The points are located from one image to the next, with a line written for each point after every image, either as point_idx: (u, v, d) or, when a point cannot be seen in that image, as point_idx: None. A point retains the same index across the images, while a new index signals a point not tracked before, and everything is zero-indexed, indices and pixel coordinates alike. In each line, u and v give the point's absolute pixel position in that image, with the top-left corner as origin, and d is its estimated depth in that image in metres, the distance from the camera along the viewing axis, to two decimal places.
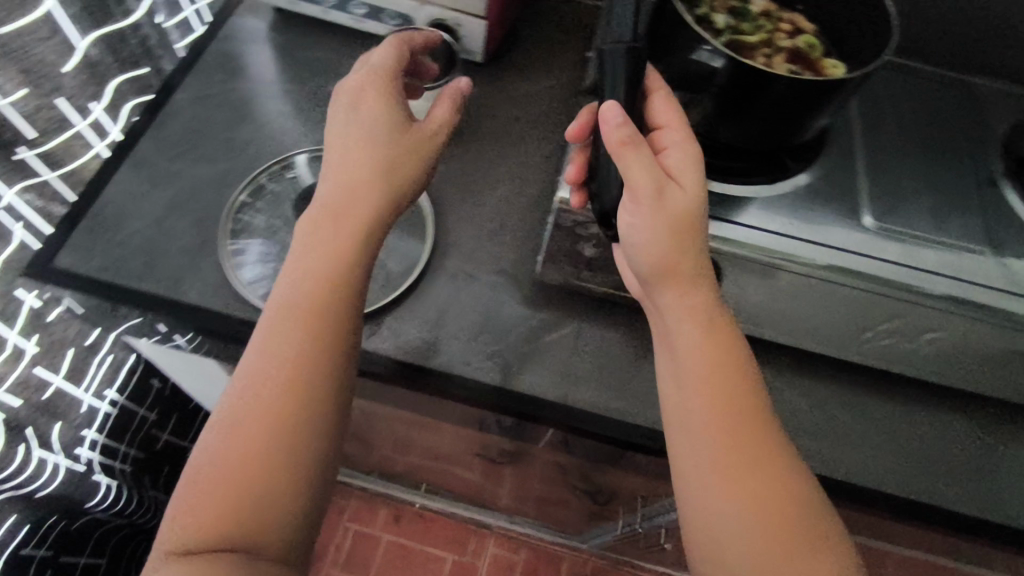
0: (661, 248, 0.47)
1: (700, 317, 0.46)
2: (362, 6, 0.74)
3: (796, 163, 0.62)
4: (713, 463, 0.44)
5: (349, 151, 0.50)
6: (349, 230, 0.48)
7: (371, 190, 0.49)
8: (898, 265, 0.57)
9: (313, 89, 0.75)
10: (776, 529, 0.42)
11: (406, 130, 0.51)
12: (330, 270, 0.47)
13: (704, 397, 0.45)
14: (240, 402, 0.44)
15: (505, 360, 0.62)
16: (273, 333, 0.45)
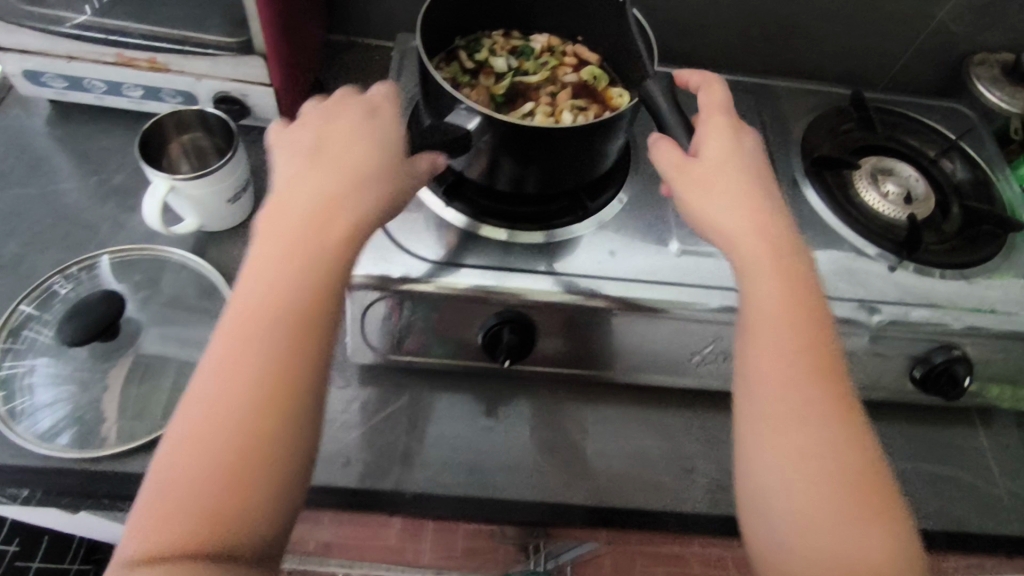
0: (754, 184, 0.47)
1: (774, 246, 0.45)
2: (136, 88, 0.68)
3: (595, 198, 0.61)
4: (825, 395, 0.41)
5: (282, 167, 0.43)
6: (324, 227, 0.40)
7: (328, 185, 0.41)
8: (709, 288, 0.56)
9: (97, 185, 0.69)
10: (842, 469, 0.40)
11: (366, 120, 0.45)
12: (284, 286, 0.38)
13: (812, 324, 0.43)
14: (205, 427, 0.35)
15: (334, 453, 0.57)
16: (251, 316, 0.37)
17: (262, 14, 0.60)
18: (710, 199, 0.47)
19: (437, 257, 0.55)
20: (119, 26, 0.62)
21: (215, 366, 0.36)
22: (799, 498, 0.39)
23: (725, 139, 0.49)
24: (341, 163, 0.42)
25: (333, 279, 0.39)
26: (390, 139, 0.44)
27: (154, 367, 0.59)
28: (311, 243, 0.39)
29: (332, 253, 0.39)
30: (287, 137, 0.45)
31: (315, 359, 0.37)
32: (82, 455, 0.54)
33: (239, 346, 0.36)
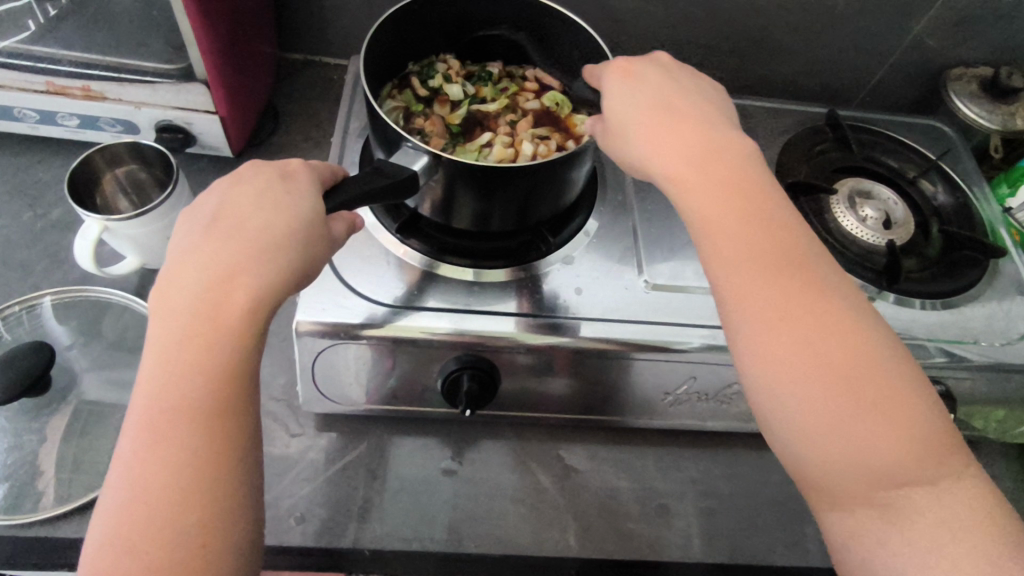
0: (657, 111, 0.43)
1: (701, 164, 0.41)
2: (72, 117, 0.64)
3: (559, 233, 0.58)
4: (799, 317, 0.37)
5: (179, 242, 0.38)
6: (218, 317, 0.35)
7: (221, 266, 0.36)
8: (680, 326, 0.53)
9: (30, 221, 0.64)
10: (852, 374, 0.36)
11: (279, 180, 0.40)
12: (181, 390, 0.34)
13: (760, 245, 0.39)
14: (140, 483, 0.33)
15: (287, 509, 0.54)
16: (163, 369, 0.34)
17: (201, 41, 0.57)
18: (634, 136, 0.43)
19: (392, 300, 0.52)
20: (47, 53, 0.59)
21: (117, 482, 0.33)
22: (828, 427, 0.35)
23: (621, 87, 0.45)
24: (250, 232, 0.37)
25: (235, 378, 0.35)
26: (299, 207, 0.39)
27: (89, 422, 0.55)
28: (206, 338, 0.35)
29: (230, 347, 0.35)
30: (195, 204, 0.40)
31: (237, 461, 0.35)
32: (12, 521, 0.50)
33: (145, 456, 0.33)
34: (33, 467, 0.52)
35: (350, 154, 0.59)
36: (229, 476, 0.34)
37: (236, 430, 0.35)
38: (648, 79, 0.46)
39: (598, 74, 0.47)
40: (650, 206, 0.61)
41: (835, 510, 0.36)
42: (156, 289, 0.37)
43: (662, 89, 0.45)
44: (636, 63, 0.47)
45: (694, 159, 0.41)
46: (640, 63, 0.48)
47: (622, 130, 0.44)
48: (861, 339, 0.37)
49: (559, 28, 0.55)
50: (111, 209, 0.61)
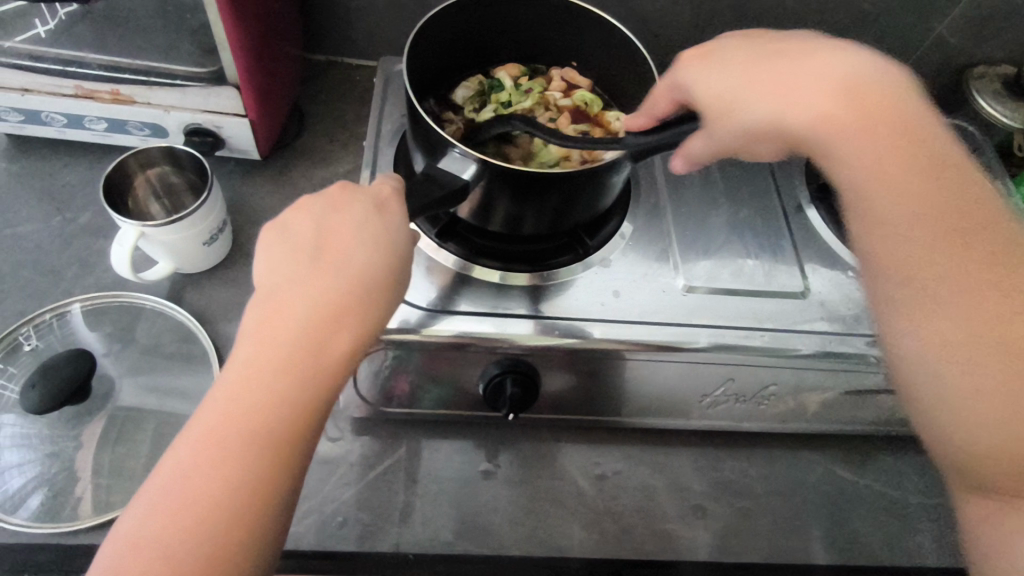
0: (765, 75, 0.45)
1: (852, 109, 0.41)
2: (100, 121, 0.63)
3: (596, 238, 0.58)
4: (938, 271, 0.39)
5: (277, 264, 0.38)
6: (318, 354, 0.36)
7: (326, 303, 0.37)
8: (719, 328, 0.53)
9: (60, 226, 0.64)
10: (1001, 315, 0.38)
11: (380, 213, 0.40)
12: (268, 417, 0.34)
13: (911, 194, 0.40)
14: (196, 503, 0.33)
15: (328, 514, 0.54)
16: (246, 392, 0.35)
17: (234, 45, 0.56)
18: (755, 101, 0.45)
19: (427, 303, 0.52)
20: (76, 57, 0.58)
21: (176, 492, 0.33)
22: (971, 381, 0.37)
23: (710, 68, 0.47)
24: (351, 267, 0.38)
25: (317, 413, 0.36)
26: (394, 248, 0.40)
27: (125, 428, 0.54)
28: (301, 371, 0.35)
29: (323, 383, 0.36)
30: (288, 223, 0.40)
31: (288, 491, 0.35)
32: (54, 530, 0.50)
33: (209, 474, 0.33)
34: (72, 476, 0.52)
35: (384, 158, 0.59)
36: (287, 504, 0.35)
37: (303, 461, 0.35)
38: (726, 52, 0.48)
39: (675, 67, 0.49)
40: (684, 208, 0.62)
41: (970, 484, 0.39)
42: (253, 308, 0.37)
43: (776, 45, 0.46)
44: (714, 44, 0.49)
45: (832, 108, 0.42)
46: (727, 39, 0.49)
47: (730, 103, 0.46)
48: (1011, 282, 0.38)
49: (593, 28, 0.57)
50: (143, 211, 0.61)
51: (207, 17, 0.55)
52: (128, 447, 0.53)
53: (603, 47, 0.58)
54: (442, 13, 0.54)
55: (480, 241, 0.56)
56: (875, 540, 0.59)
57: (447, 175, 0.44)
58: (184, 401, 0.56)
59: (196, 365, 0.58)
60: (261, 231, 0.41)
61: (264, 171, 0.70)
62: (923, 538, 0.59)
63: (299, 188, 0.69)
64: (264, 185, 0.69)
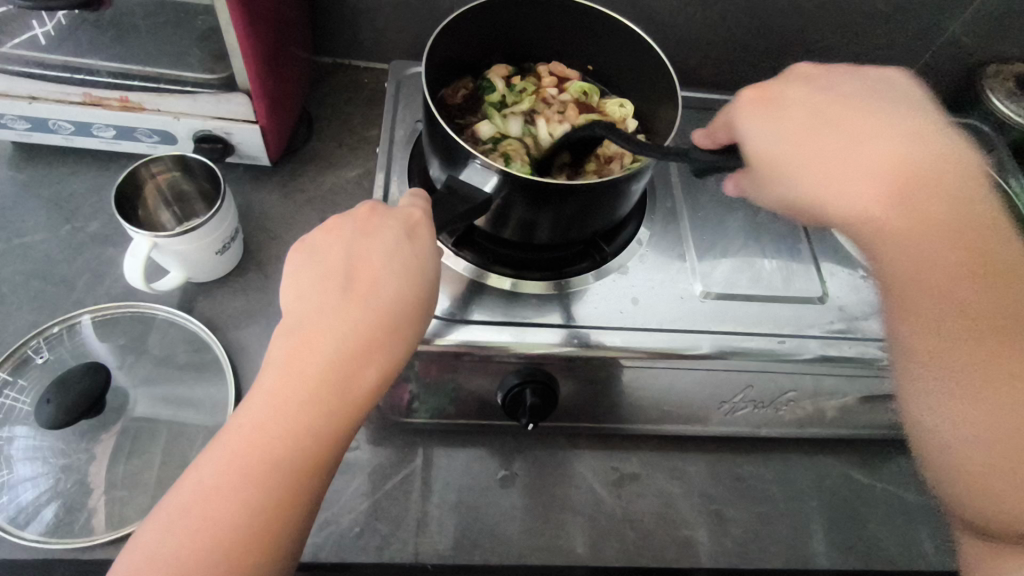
0: (828, 136, 0.42)
1: (887, 189, 0.39)
2: (108, 128, 0.62)
3: (613, 247, 0.58)
4: (975, 364, 0.36)
5: (309, 289, 0.38)
6: (344, 388, 0.35)
7: (355, 336, 0.36)
8: (738, 335, 0.53)
9: (68, 235, 0.63)
10: (1005, 370, 0.36)
11: (412, 239, 0.39)
12: (291, 447, 0.34)
13: (943, 279, 0.37)
14: (211, 528, 0.32)
15: (346, 525, 0.54)
16: (269, 420, 0.34)
17: (246, 51, 0.55)
18: (797, 169, 0.42)
19: (441, 311, 0.51)
20: (84, 64, 0.58)
21: (195, 514, 0.33)
22: (997, 455, 0.35)
23: (766, 121, 0.44)
24: (381, 296, 0.37)
25: (338, 445, 0.36)
26: (424, 277, 0.39)
27: (138, 441, 0.54)
28: (325, 404, 0.35)
29: (346, 415, 0.35)
30: (319, 245, 0.40)
31: (302, 520, 0.34)
32: (70, 546, 0.49)
33: (226, 500, 0.33)
34: (87, 491, 0.51)
35: (397, 164, 0.58)
36: (300, 531, 0.35)
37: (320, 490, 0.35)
38: (789, 99, 0.44)
39: (733, 112, 0.46)
40: (700, 213, 0.62)
41: (972, 526, 0.37)
42: (284, 333, 0.37)
43: (818, 104, 0.44)
44: (776, 85, 0.46)
45: (885, 184, 0.39)
46: (778, 82, 0.46)
47: (776, 163, 0.43)
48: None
49: (600, 28, 0.57)
50: (154, 221, 0.61)
51: (217, 22, 0.54)
52: (142, 460, 0.53)
53: (602, 42, 0.59)
54: (449, 27, 0.53)
55: (496, 249, 0.56)
56: (892, 544, 0.59)
57: (473, 192, 0.44)
58: (198, 411, 0.55)
59: (209, 375, 0.57)
60: (291, 249, 0.40)
61: (273, 177, 0.69)
62: (940, 541, 0.59)
63: (309, 194, 0.68)
64: (274, 192, 0.68)
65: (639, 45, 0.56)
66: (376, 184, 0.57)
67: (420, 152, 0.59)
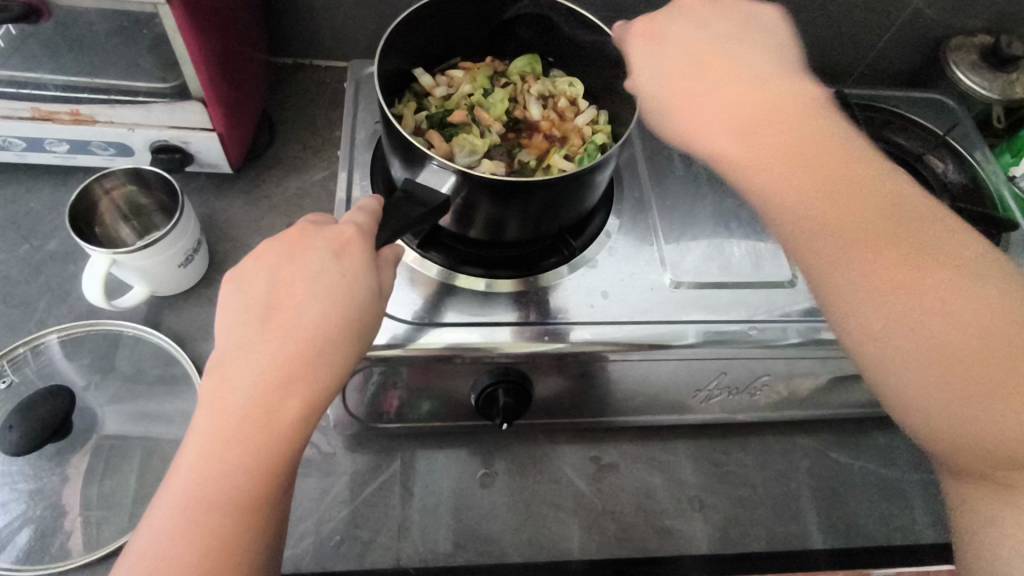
0: (680, 84, 0.45)
1: (736, 132, 0.43)
2: (61, 143, 0.61)
3: (579, 240, 0.57)
4: (867, 252, 0.38)
5: (232, 324, 0.37)
6: (271, 422, 0.35)
7: (279, 368, 0.35)
8: (710, 323, 0.53)
9: (27, 253, 0.62)
10: (904, 277, 0.37)
11: (337, 259, 0.38)
12: (226, 487, 0.34)
13: (835, 202, 0.39)
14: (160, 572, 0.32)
15: (327, 534, 0.54)
16: (206, 460, 0.34)
17: (194, 58, 0.54)
18: (666, 113, 0.46)
19: (410, 315, 0.50)
20: (31, 79, 0.56)
21: (144, 559, 0.33)
22: (914, 371, 0.36)
23: (653, 58, 0.47)
24: (305, 321, 0.36)
25: (279, 476, 0.35)
26: (354, 296, 0.37)
27: (109, 462, 0.53)
28: (256, 440, 0.34)
29: (283, 446, 0.35)
30: (245, 273, 0.39)
31: (255, 555, 0.34)
32: (45, 571, 0.48)
33: (173, 542, 0.33)
34: (59, 514, 0.50)
35: (359, 166, 0.57)
36: (257, 565, 0.35)
37: (270, 521, 0.35)
38: (673, 36, 0.47)
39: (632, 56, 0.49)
40: (669, 201, 0.62)
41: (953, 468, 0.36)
42: (208, 371, 0.36)
43: (694, 40, 0.47)
44: (662, 18, 0.49)
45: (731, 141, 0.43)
46: (662, 14, 0.49)
47: (659, 104, 0.46)
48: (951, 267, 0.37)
49: (559, 16, 0.56)
50: (113, 236, 0.59)
51: (164, 29, 0.53)
52: (115, 480, 0.52)
53: (565, 35, 0.58)
54: (403, 25, 0.52)
55: (464, 249, 0.55)
56: (871, 520, 0.60)
57: (430, 194, 0.43)
58: (170, 426, 0.55)
59: (180, 390, 0.56)
60: (224, 279, 0.40)
61: (236, 184, 0.68)
62: (918, 513, 0.61)
63: (274, 199, 0.67)
64: (238, 199, 0.67)
65: (598, 42, 0.55)
66: (339, 188, 0.56)
67: (382, 153, 0.58)
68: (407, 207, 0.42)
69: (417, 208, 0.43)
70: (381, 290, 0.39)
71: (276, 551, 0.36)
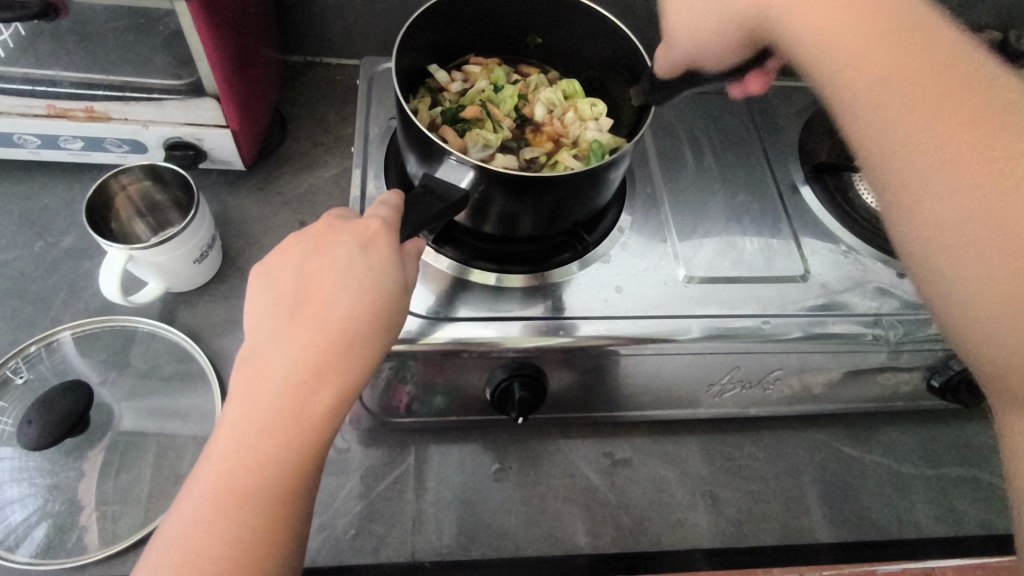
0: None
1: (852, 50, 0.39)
2: (75, 140, 0.61)
3: (594, 236, 0.57)
4: (941, 136, 0.36)
5: (261, 317, 0.37)
6: (301, 415, 0.35)
7: (306, 360, 0.35)
8: (724, 317, 0.53)
9: (41, 250, 0.62)
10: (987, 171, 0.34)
11: (363, 253, 0.38)
12: (255, 478, 0.34)
13: (937, 103, 0.36)
14: (190, 562, 0.33)
15: (342, 528, 0.54)
16: (235, 451, 0.34)
17: (210, 55, 0.54)
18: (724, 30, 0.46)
19: (425, 310, 0.51)
20: (46, 76, 0.56)
21: (174, 549, 0.33)
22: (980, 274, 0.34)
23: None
24: (333, 314, 0.36)
25: (306, 469, 0.35)
26: (380, 289, 0.38)
27: (126, 457, 0.53)
28: (285, 432, 0.34)
29: (311, 438, 0.35)
30: (273, 267, 0.39)
31: (282, 548, 0.35)
32: (63, 566, 0.49)
33: (203, 533, 0.33)
34: (77, 509, 0.50)
35: (373, 163, 0.58)
36: (284, 557, 0.35)
37: (297, 513, 0.36)
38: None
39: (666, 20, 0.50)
40: (681, 197, 0.62)
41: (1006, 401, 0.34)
42: (238, 365, 0.36)
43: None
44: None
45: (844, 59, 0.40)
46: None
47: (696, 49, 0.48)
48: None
49: (574, 14, 0.56)
50: (128, 233, 0.60)
51: (180, 26, 0.53)
52: (132, 475, 0.52)
53: (578, 30, 0.58)
54: (420, 22, 0.53)
55: (479, 244, 0.55)
56: (883, 514, 0.60)
57: (450, 189, 0.43)
58: (185, 422, 0.55)
59: (195, 386, 0.57)
60: (250, 271, 0.40)
61: (249, 181, 0.68)
62: (930, 508, 0.61)
63: (286, 196, 0.68)
64: (250, 196, 0.67)
65: (612, 37, 0.55)
66: (353, 184, 0.56)
67: (396, 150, 0.58)
68: (425, 204, 0.43)
69: (436, 204, 0.43)
70: (405, 284, 0.39)
71: (301, 543, 0.37)
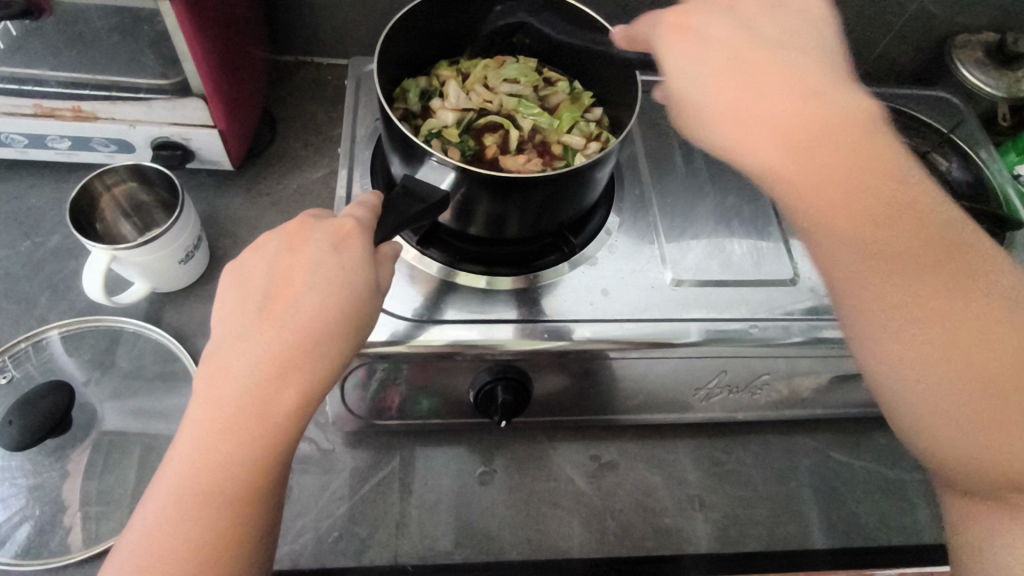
0: (726, 94, 0.38)
1: (786, 133, 0.36)
2: (63, 139, 0.61)
3: (579, 237, 0.57)
4: (904, 276, 0.35)
5: (231, 313, 0.37)
6: (267, 414, 0.35)
7: (274, 358, 0.35)
8: (708, 321, 0.53)
9: (28, 249, 0.62)
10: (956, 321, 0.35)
11: (335, 252, 0.38)
12: (221, 478, 0.34)
13: (866, 217, 0.36)
14: (155, 563, 0.33)
15: (327, 530, 0.54)
16: (200, 449, 0.34)
17: (196, 53, 0.54)
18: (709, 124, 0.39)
19: (409, 311, 0.50)
20: (32, 75, 0.56)
21: (140, 551, 0.33)
22: (951, 414, 0.35)
23: (680, 60, 0.40)
24: (302, 312, 0.36)
25: (273, 469, 0.35)
26: (350, 289, 0.37)
27: (109, 459, 0.53)
28: (250, 431, 0.34)
29: (279, 438, 0.35)
30: (244, 266, 0.39)
31: (247, 548, 0.34)
32: (44, 566, 0.48)
33: (167, 534, 0.33)
34: (59, 509, 0.50)
35: (359, 163, 0.57)
36: (251, 560, 0.35)
37: (264, 516, 0.35)
38: (716, 37, 0.39)
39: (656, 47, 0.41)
40: (669, 199, 0.61)
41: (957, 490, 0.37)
42: (204, 362, 0.36)
43: (734, 39, 0.39)
44: (697, 13, 0.41)
45: (786, 153, 0.36)
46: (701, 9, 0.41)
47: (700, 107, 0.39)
48: (977, 273, 0.35)
49: (560, 14, 0.56)
50: (114, 233, 0.60)
51: (164, 25, 0.52)
52: (115, 476, 0.52)
53: (562, 28, 0.58)
54: (406, 19, 0.53)
55: (464, 246, 0.55)
56: (874, 521, 0.59)
57: (428, 189, 0.43)
58: (168, 422, 0.55)
59: (180, 385, 0.57)
60: (223, 270, 0.39)
61: (237, 181, 0.68)
62: (921, 514, 0.60)
63: (275, 196, 0.67)
64: (239, 196, 0.67)
65: (595, 33, 0.55)
66: (338, 185, 0.56)
67: (382, 151, 0.57)
68: (404, 205, 0.42)
69: (415, 206, 0.42)
70: (379, 285, 0.39)
71: (271, 544, 0.37)
